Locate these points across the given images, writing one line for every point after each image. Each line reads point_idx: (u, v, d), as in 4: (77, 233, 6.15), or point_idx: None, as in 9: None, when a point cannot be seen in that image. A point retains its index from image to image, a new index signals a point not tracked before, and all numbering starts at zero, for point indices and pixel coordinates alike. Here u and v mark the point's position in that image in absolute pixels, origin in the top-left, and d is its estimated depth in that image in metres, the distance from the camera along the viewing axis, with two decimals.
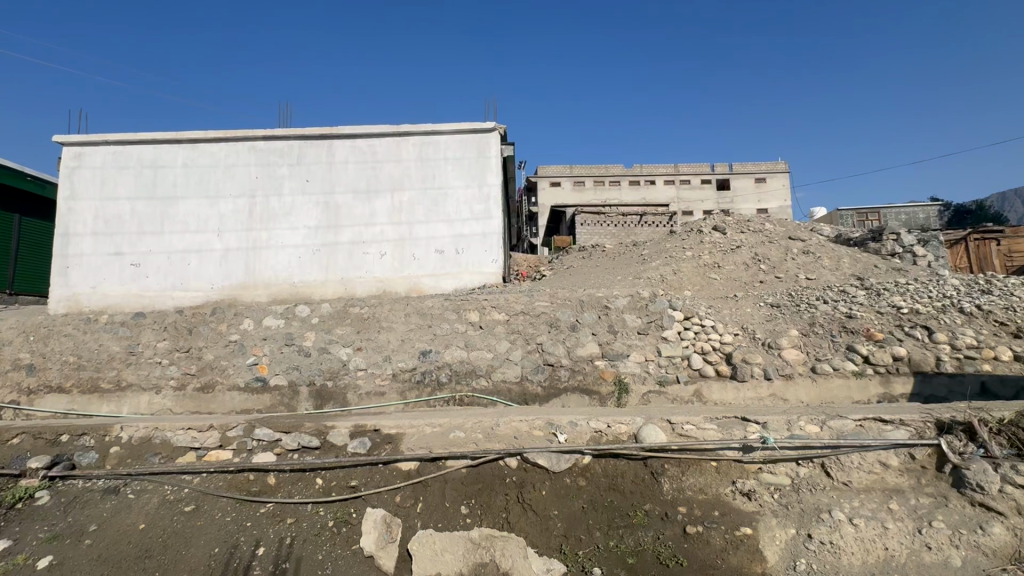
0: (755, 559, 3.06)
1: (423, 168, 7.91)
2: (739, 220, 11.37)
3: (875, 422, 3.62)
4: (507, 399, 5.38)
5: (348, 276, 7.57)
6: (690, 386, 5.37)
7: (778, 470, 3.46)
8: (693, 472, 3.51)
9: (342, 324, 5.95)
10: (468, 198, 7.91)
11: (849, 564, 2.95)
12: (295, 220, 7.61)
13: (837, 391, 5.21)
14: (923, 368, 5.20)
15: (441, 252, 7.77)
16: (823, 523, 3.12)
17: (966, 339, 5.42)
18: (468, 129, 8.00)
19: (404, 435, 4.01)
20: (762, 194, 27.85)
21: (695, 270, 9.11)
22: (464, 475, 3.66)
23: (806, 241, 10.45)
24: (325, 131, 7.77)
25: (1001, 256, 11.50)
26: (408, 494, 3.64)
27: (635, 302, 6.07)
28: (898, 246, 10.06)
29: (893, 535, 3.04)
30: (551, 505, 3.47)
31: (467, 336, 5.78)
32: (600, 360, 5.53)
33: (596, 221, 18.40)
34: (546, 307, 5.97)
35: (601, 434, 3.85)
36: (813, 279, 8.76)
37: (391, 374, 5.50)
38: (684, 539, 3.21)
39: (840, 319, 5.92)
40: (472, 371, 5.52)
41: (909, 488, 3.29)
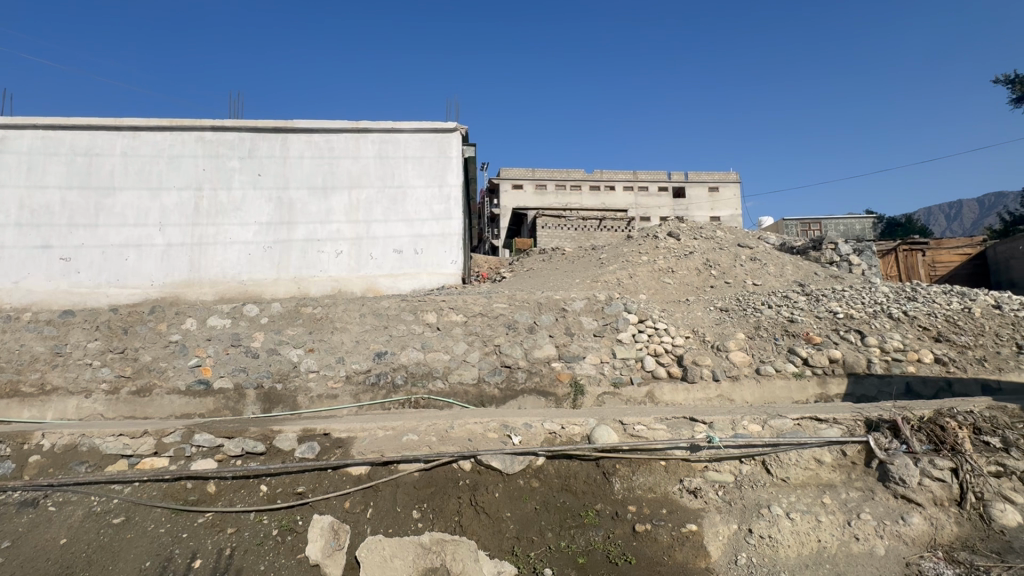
0: (700, 555, 3.17)
1: (382, 167, 7.76)
2: (693, 227, 11.78)
3: (811, 420, 3.81)
4: (463, 401, 5.32)
5: (302, 275, 7.33)
6: (643, 387, 5.51)
7: (723, 468, 3.59)
8: (643, 471, 3.60)
9: (293, 325, 5.74)
10: (428, 197, 7.82)
11: (785, 557, 3.10)
12: (245, 215, 7.29)
13: (779, 391, 5.48)
14: (856, 369, 5.55)
15: (399, 252, 7.64)
16: (763, 518, 3.26)
17: (894, 342, 5.83)
18: (429, 128, 7.92)
19: (356, 439, 3.91)
20: (715, 202, 28.98)
21: (650, 274, 9.37)
22: (417, 479, 3.59)
23: (754, 248, 10.95)
24: (279, 124, 7.48)
25: (926, 266, 12.47)
26: (358, 500, 3.54)
27: (592, 304, 6.21)
28: (836, 254, 10.70)
29: (825, 528, 3.21)
30: (504, 507, 3.46)
31: (423, 338, 5.71)
32: (557, 361, 5.59)
33: (556, 224, 18.63)
34: (504, 308, 6.04)
35: (555, 435, 3.89)
36: (759, 284, 9.19)
37: (343, 376, 5.34)
38: (633, 537, 3.28)
39: (783, 323, 6.24)
40: (428, 373, 5.44)
41: (840, 483, 3.49)
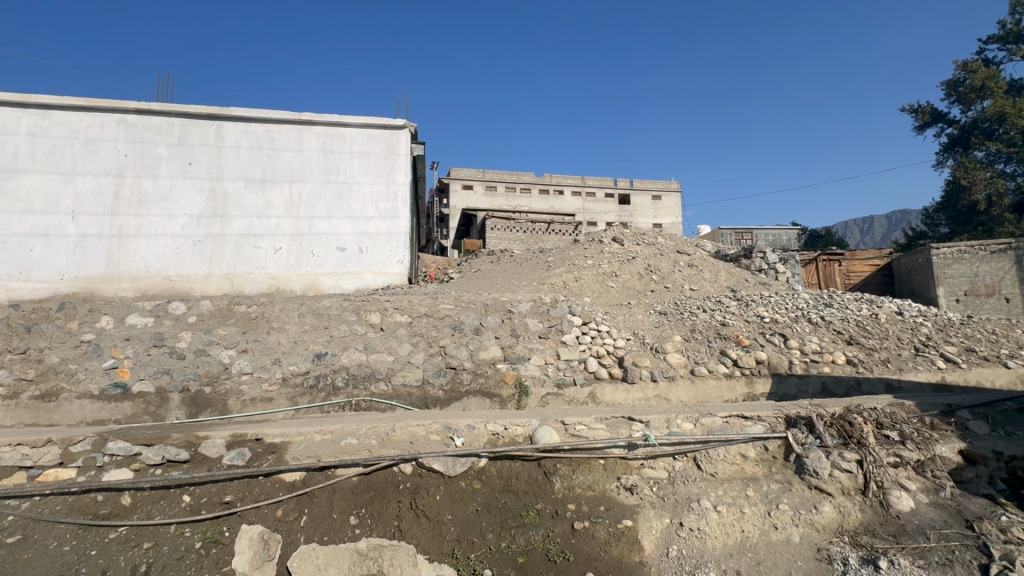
0: (635, 550, 3.28)
1: (326, 161, 7.50)
2: (636, 233, 12.22)
3: (738, 418, 4.06)
4: (407, 403, 5.21)
5: (236, 271, 6.95)
6: (586, 387, 5.65)
7: (658, 465, 3.74)
8: (583, 470, 3.69)
9: (225, 324, 5.42)
10: (375, 195, 7.64)
11: (712, 548, 3.27)
12: (174, 207, 6.82)
13: (711, 391, 5.78)
14: (779, 369, 5.96)
15: (343, 250, 7.41)
16: (693, 512, 3.44)
17: (812, 345, 6.32)
18: (376, 124, 7.74)
19: (290, 444, 3.75)
20: (658, 210, 30.20)
21: (594, 278, 9.63)
22: (355, 484, 3.49)
23: (692, 254, 11.51)
24: (214, 111, 7.05)
25: (842, 275, 13.62)
26: (291, 507, 3.39)
27: (537, 307, 6.31)
28: (764, 262, 11.47)
29: (748, 519, 3.42)
30: (445, 510, 3.44)
31: (366, 339, 5.57)
32: (502, 363, 5.62)
33: (505, 226, 18.71)
34: (450, 310, 6.01)
35: (498, 437, 3.91)
36: (696, 289, 9.67)
37: (279, 379, 5.10)
38: (572, 534, 3.36)
39: (716, 326, 6.60)
40: (371, 374, 5.30)
41: (762, 476, 3.73)
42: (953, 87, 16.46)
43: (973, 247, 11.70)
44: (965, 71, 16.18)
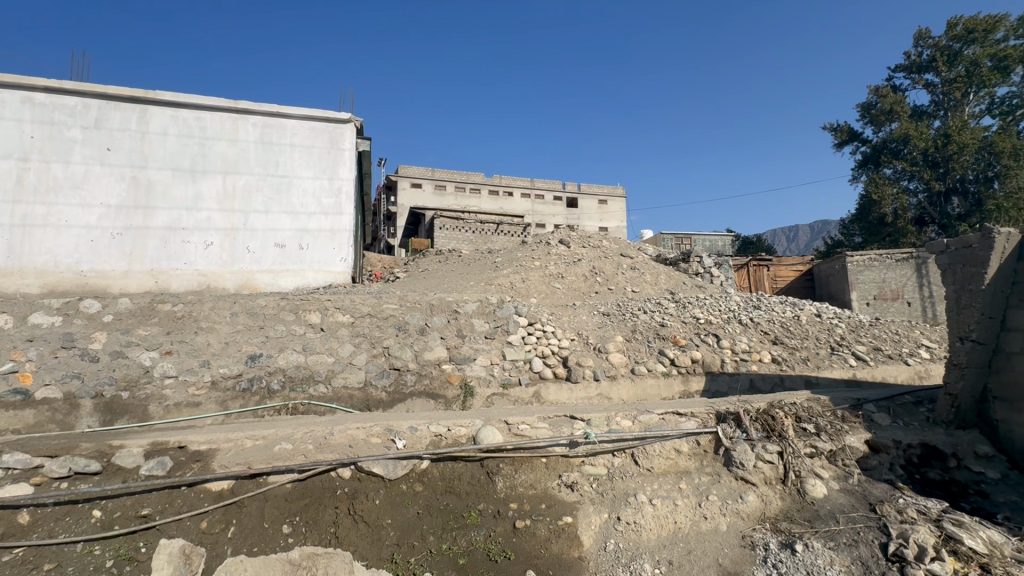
0: (574, 545, 3.35)
1: (264, 154, 7.15)
2: (582, 236, 12.52)
3: (674, 415, 4.25)
4: (348, 405, 5.03)
5: (161, 267, 6.49)
6: (531, 387, 5.70)
7: (598, 462, 3.85)
8: (525, 469, 3.73)
9: (146, 324, 5.04)
10: (317, 190, 7.38)
11: (648, 540, 3.39)
12: (89, 195, 6.26)
13: (650, 389, 6.02)
14: (711, 368, 6.31)
15: (281, 246, 7.10)
16: (630, 506, 3.55)
17: (741, 345, 6.74)
18: (319, 117, 7.48)
19: (218, 452, 3.54)
20: (604, 214, 31.07)
21: (541, 279, 9.77)
22: (289, 491, 3.34)
23: (634, 258, 11.94)
24: (137, 94, 6.54)
25: (769, 279, 14.64)
26: (217, 518, 3.19)
27: (483, 307, 6.33)
28: (701, 267, 12.09)
29: (681, 510, 3.57)
30: (384, 514, 3.36)
31: (305, 340, 5.35)
32: (447, 364, 5.57)
33: (454, 226, 18.56)
34: (394, 309, 5.91)
35: (441, 438, 3.88)
36: (637, 291, 10.03)
37: (208, 382, 4.78)
38: (513, 533, 3.38)
39: (655, 327, 6.89)
40: (309, 377, 5.09)
41: (694, 469, 3.93)
42: (867, 110, 18.06)
43: (881, 256, 12.88)
44: (877, 96, 17.79)
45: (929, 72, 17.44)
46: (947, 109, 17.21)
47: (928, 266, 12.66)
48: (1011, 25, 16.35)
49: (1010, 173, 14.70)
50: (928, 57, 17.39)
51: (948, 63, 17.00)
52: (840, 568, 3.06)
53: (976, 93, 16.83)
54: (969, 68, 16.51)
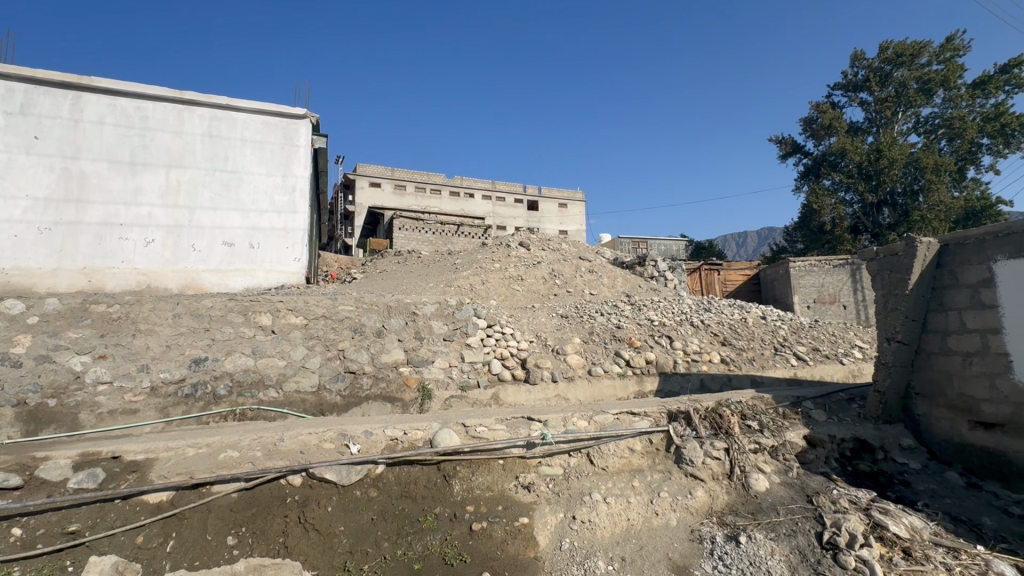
0: (530, 546, 3.37)
1: (212, 147, 6.99)
2: (542, 239, 12.67)
3: (628, 415, 4.37)
4: (300, 410, 4.87)
5: (95, 265, 6.21)
6: (489, 389, 5.69)
7: (554, 462, 3.91)
8: (482, 471, 3.73)
9: (77, 326, 4.70)
10: (270, 187, 7.30)
11: (602, 537, 3.45)
12: (12, 186, 5.89)
13: (606, 390, 6.16)
14: (664, 369, 6.52)
15: (231, 245, 6.97)
16: (585, 505, 3.62)
17: (692, 346, 7.01)
18: (273, 112, 7.39)
19: (156, 461, 3.35)
20: (564, 217, 31.52)
21: (501, 281, 9.80)
22: (235, 501, 3.21)
23: (592, 261, 12.18)
24: (69, 79, 6.23)
25: (719, 283, 15.34)
26: (155, 532, 3.01)
27: (442, 309, 6.28)
28: (656, 270, 12.50)
29: (633, 507, 3.66)
30: (337, 521, 3.28)
31: (255, 342, 5.15)
32: (405, 366, 5.50)
33: (414, 226, 18.32)
34: (350, 311, 5.77)
35: (397, 441, 3.81)
36: (595, 294, 10.23)
37: (147, 388, 4.51)
38: (469, 536, 3.37)
39: (612, 329, 7.07)
40: (259, 381, 4.89)
41: (647, 467, 4.05)
42: (809, 124, 19.19)
43: (821, 262, 13.69)
44: (817, 111, 18.93)
45: (864, 91, 18.73)
46: (879, 126, 18.61)
47: (862, 272, 13.56)
48: (933, 52, 17.80)
49: (932, 187, 15.92)
50: (862, 77, 18.67)
51: (880, 83, 18.30)
52: (780, 557, 3.22)
53: (904, 112, 18.19)
54: (898, 89, 17.83)
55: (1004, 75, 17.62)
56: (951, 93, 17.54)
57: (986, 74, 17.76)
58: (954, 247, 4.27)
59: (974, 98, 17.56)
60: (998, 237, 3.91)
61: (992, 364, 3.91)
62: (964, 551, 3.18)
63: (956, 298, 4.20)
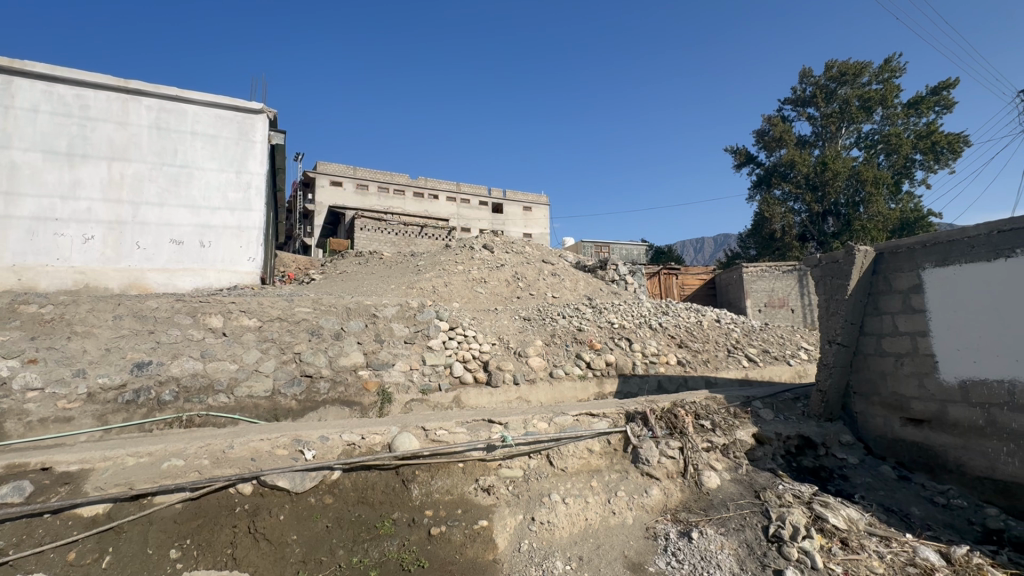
0: (489, 548, 3.37)
1: (160, 140, 7.11)
2: (506, 242, 12.72)
3: (587, 416, 4.44)
4: (252, 416, 4.68)
5: (28, 262, 6.19)
6: (450, 392, 5.65)
7: (514, 465, 3.93)
8: (442, 474, 3.71)
9: (4, 329, 4.37)
10: (222, 183, 7.46)
11: (560, 537, 3.49)
12: None
13: (567, 392, 6.24)
14: (623, 370, 6.68)
15: (179, 243, 7.08)
16: (544, 506, 3.65)
17: (650, 348, 7.21)
18: (226, 106, 7.59)
19: (92, 472, 3.15)
20: (529, 221, 31.74)
21: (464, 283, 9.76)
22: (179, 512, 3.06)
23: (556, 264, 12.32)
24: (2, 63, 6.23)
25: (677, 287, 15.84)
26: (89, 548, 2.83)
27: (403, 311, 6.20)
28: (616, 274, 12.79)
29: (591, 507, 3.73)
30: (290, 530, 3.18)
31: (204, 345, 4.92)
32: (364, 369, 5.40)
33: (376, 227, 18.01)
34: (307, 313, 5.60)
35: (354, 447, 3.74)
36: (558, 297, 10.35)
37: (83, 395, 4.22)
38: (428, 541, 3.33)
39: (573, 331, 7.17)
40: (208, 386, 4.67)
41: (605, 467, 4.13)
42: (761, 136, 20.10)
43: (771, 267, 14.34)
44: (769, 124, 19.85)
45: (811, 107, 19.79)
46: (825, 140, 19.68)
47: (808, 278, 14.30)
48: (873, 72, 19.02)
49: (871, 199, 16.97)
50: (810, 93, 19.73)
51: (825, 99, 19.37)
52: (729, 551, 3.34)
53: (847, 127, 19.33)
54: (841, 106, 18.94)
55: (934, 97, 19.01)
56: (888, 111, 18.77)
57: (918, 95, 19.11)
58: (888, 255, 4.56)
59: (908, 116, 18.86)
60: (926, 246, 4.22)
61: (920, 365, 4.20)
62: (894, 540, 3.39)
63: (890, 303, 4.50)
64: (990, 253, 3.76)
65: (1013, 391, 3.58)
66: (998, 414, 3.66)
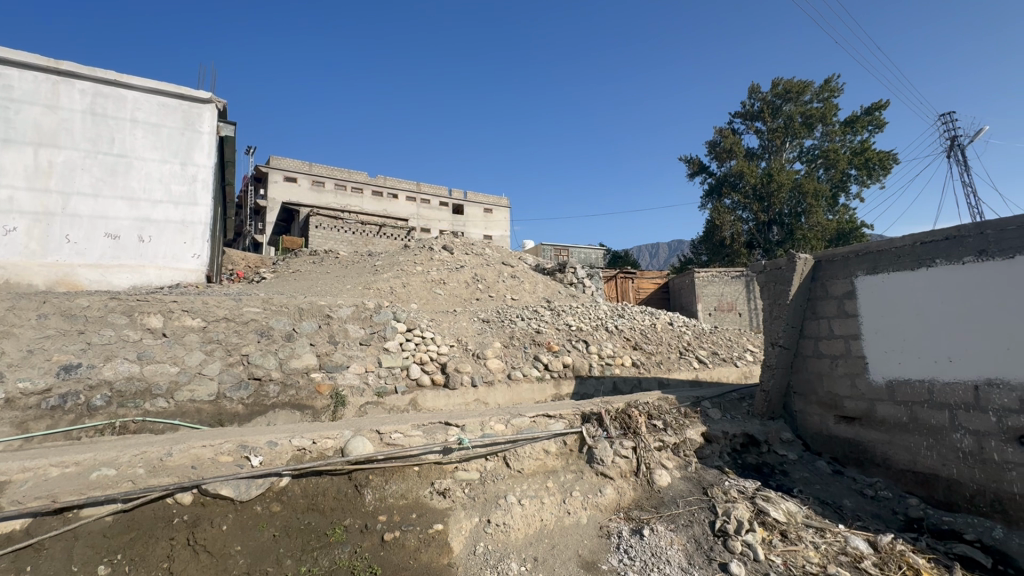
0: (443, 552, 3.33)
1: (95, 127, 6.68)
2: (466, 243, 12.68)
3: (544, 417, 4.49)
4: (194, 421, 4.44)
5: None
6: (407, 395, 5.56)
7: (470, 467, 3.91)
8: (396, 479, 3.64)
9: None
10: (164, 174, 7.06)
11: (516, 539, 3.50)
12: None
13: (525, 393, 6.27)
14: (580, 372, 6.79)
15: (114, 237, 6.65)
16: (500, 508, 3.65)
17: (606, 350, 7.37)
18: (170, 93, 7.20)
19: (9, 485, 2.89)
20: (490, 222, 31.76)
21: (422, 284, 9.64)
22: (110, 525, 2.86)
23: (516, 266, 12.38)
24: None
25: (633, 291, 16.29)
26: (4, 568, 2.60)
27: (359, 312, 6.06)
28: (575, 277, 12.99)
29: (547, 508, 3.76)
30: (232, 541, 3.03)
31: (141, 347, 4.63)
32: (317, 372, 5.23)
33: (332, 225, 17.51)
34: (257, 313, 5.37)
35: (304, 452, 3.61)
36: (517, 299, 10.40)
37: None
38: (380, 547, 3.26)
39: (531, 334, 7.23)
40: (145, 390, 4.39)
41: (561, 468, 4.18)
42: (713, 147, 20.96)
43: (721, 273, 14.98)
44: (720, 136, 20.74)
45: (758, 121, 20.81)
46: (771, 153, 20.75)
47: (755, 283, 15.02)
48: (814, 91, 20.23)
49: (812, 210, 18.03)
50: (758, 108, 20.76)
51: (772, 115, 20.44)
52: (678, 546, 3.46)
53: (791, 142, 20.46)
54: (786, 121, 20.03)
55: (868, 117, 20.43)
56: (828, 128, 20.02)
57: (854, 114, 20.48)
58: (826, 263, 4.85)
59: (845, 134, 20.18)
60: (859, 255, 4.53)
61: (853, 366, 4.50)
62: (828, 531, 3.60)
63: (826, 307, 4.79)
64: (914, 263, 4.08)
65: (932, 390, 3.89)
66: (920, 411, 3.97)
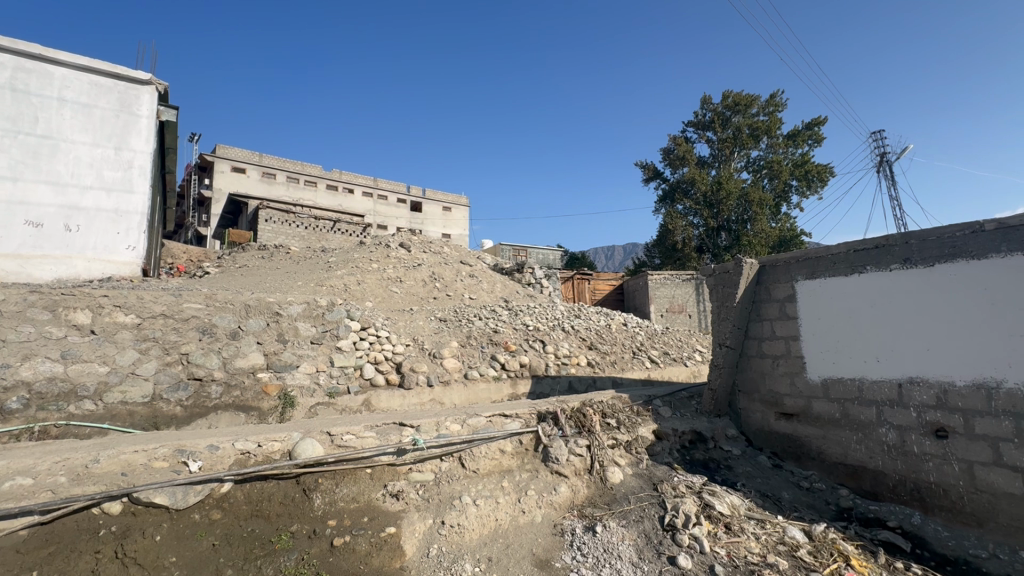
0: (396, 556, 3.26)
1: (15, 104, 6.13)
2: (424, 241, 12.52)
3: (500, 417, 4.49)
4: (126, 425, 4.14)
5: None
6: (360, 395, 5.42)
7: (424, 468, 3.86)
8: (347, 482, 3.54)
9: None
10: (96, 159, 6.57)
11: (470, 539, 3.47)
12: None
13: (482, 393, 6.25)
14: (536, 371, 6.84)
15: (37, 224, 6.10)
16: (454, 509, 3.61)
17: (562, 350, 7.47)
18: (104, 72, 6.71)
19: None
20: (448, 221, 31.50)
21: (378, 282, 9.43)
22: (25, 540, 2.62)
23: (474, 265, 12.33)
24: None
25: (589, 292, 16.64)
26: None
27: (311, 310, 5.85)
28: (533, 277, 13.10)
29: (501, 507, 3.76)
30: (167, 552, 2.84)
31: (66, 345, 4.26)
32: (264, 372, 5.02)
33: (283, 219, 16.84)
34: (198, 310, 5.06)
35: (249, 456, 3.44)
36: (475, 298, 10.36)
37: None
38: (329, 552, 3.14)
39: (489, 333, 7.23)
40: (70, 392, 4.06)
41: (516, 467, 4.19)
42: (667, 154, 21.68)
43: (673, 276, 15.49)
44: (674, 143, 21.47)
45: (709, 131, 21.70)
46: (720, 162, 21.67)
47: (704, 286, 15.62)
48: (761, 105, 21.29)
49: (757, 218, 18.93)
50: (709, 119, 21.64)
51: (722, 125, 21.36)
52: (629, 542, 3.54)
53: (739, 152, 21.45)
54: (734, 132, 20.98)
55: (808, 131, 21.71)
56: (772, 141, 21.12)
57: (796, 128, 21.71)
58: (769, 267, 5.10)
59: (788, 146, 21.36)
60: (799, 261, 4.79)
61: (792, 365, 4.76)
62: (768, 522, 3.79)
63: (769, 310, 5.03)
64: (848, 269, 4.37)
65: (862, 388, 4.18)
66: (851, 407, 4.25)
